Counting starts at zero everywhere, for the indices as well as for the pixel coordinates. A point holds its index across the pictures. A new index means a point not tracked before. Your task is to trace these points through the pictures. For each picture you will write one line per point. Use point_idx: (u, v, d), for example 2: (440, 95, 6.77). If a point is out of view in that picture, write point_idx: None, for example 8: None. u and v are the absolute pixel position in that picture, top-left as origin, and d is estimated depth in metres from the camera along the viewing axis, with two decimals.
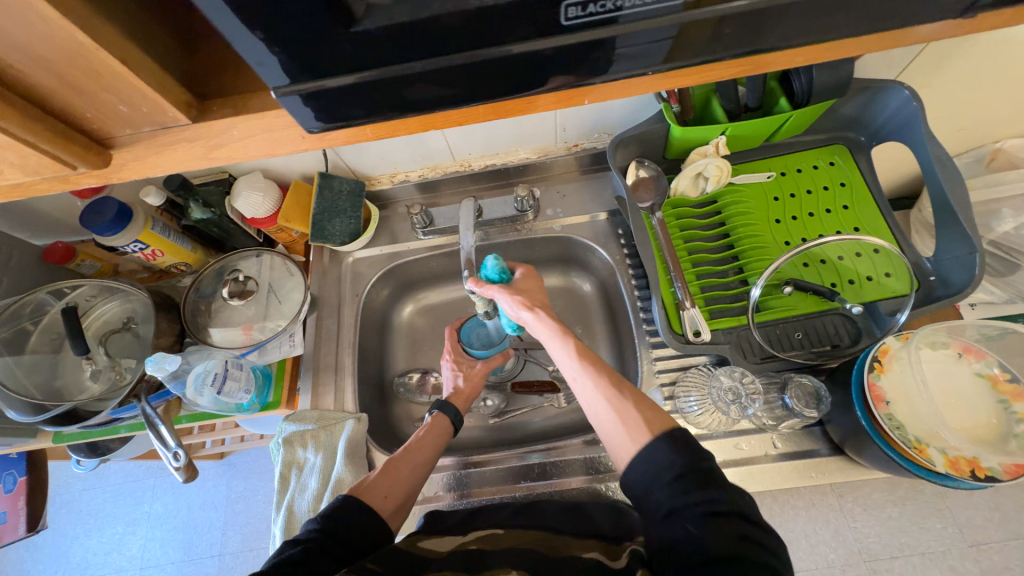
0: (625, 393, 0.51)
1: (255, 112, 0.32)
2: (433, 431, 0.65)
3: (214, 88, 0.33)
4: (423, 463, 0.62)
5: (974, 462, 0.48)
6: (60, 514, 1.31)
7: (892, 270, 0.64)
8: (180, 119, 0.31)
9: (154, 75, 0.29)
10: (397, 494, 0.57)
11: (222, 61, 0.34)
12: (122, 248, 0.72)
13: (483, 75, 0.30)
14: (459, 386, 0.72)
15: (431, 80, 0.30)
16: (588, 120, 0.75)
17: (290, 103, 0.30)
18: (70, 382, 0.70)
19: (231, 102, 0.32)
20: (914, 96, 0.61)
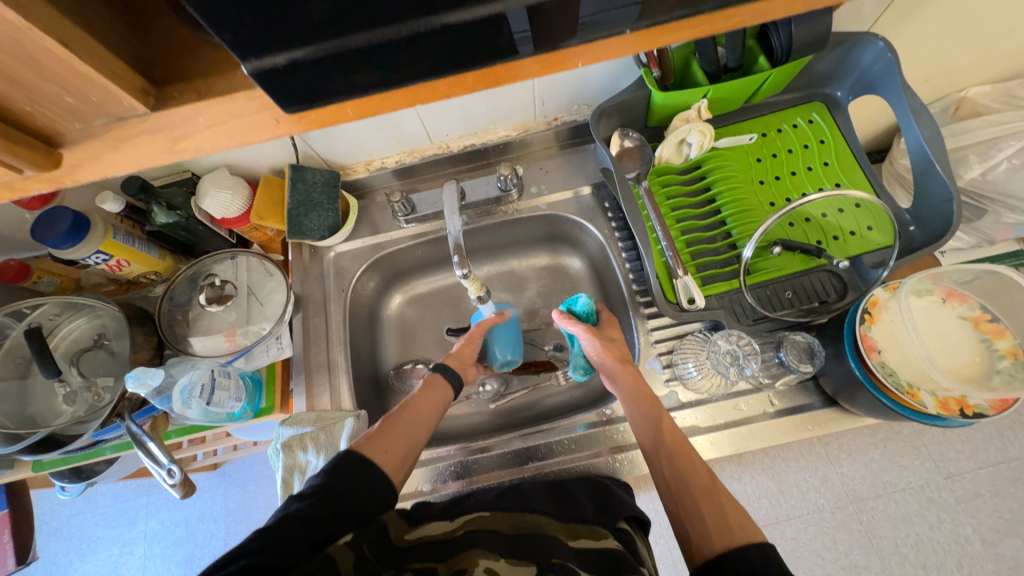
0: (710, 483, 0.49)
1: (221, 97, 0.29)
2: (430, 390, 0.65)
3: (172, 71, 0.30)
4: (422, 420, 0.61)
5: (962, 400, 0.50)
6: (49, 543, 1.26)
7: (874, 223, 0.66)
8: (137, 108, 0.28)
9: (102, 59, 0.26)
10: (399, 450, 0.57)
11: (177, 41, 0.31)
12: (83, 260, 0.67)
13: (464, 42, 0.28)
14: (459, 347, 0.73)
15: (407, 50, 0.27)
16: (567, 92, 0.73)
17: (260, 82, 0.27)
18: (43, 407, 0.66)
19: (194, 86, 0.29)
20: (889, 47, 0.61)
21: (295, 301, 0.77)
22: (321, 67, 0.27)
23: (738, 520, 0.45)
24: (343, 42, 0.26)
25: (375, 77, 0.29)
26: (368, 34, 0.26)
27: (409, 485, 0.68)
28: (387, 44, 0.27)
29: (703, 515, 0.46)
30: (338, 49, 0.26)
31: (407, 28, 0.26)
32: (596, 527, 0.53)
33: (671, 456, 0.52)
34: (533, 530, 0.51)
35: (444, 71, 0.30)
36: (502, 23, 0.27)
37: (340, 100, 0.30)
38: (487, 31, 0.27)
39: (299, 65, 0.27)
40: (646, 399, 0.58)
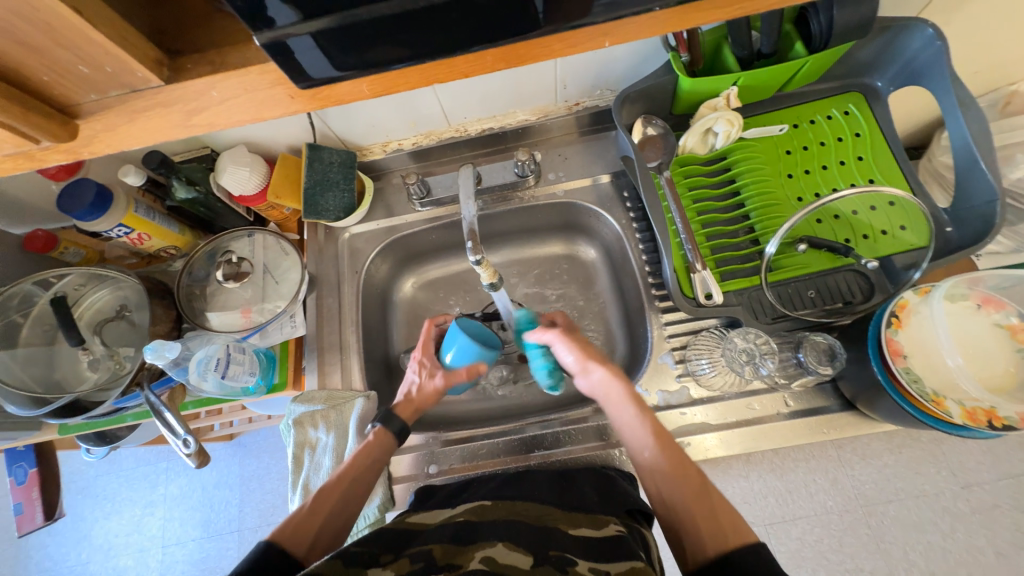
0: (701, 487, 0.48)
1: (236, 70, 0.28)
2: (370, 454, 0.58)
3: (187, 43, 0.29)
4: (359, 493, 0.55)
5: (991, 411, 0.48)
6: (76, 500, 1.33)
7: (908, 223, 0.62)
8: (152, 80, 0.28)
9: (116, 28, 0.25)
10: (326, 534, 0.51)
11: (194, 14, 0.30)
12: (106, 233, 0.68)
13: (484, 17, 0.27)
14: (411, 393, 0.63)
15: (422, 23, 0.26)
16: (590, 75, 0.71)
17: (272, 53, 0.26)
18: (68, 373, 0.68)
19: (209, 58, 0.29)
20: (938, 34, 0.57)
21: (310, 281, 0.77)
22: (333, 38, 0.26)
23: (733, 524, 0.44)
24: (358, 11, 0.25)
25: (388, 52, 0.28)
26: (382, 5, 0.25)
27: (414, 468, 0.68)
28: (404, 15, 0.26)
29: (695, 522, 0.45)
30: (354, 18, 0.25)
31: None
32: (598, 517, 0.53)
33: (659, 461, 0.50)
34: (536, 519, 0.52)
35: (464, 47, 0.29)
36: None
37: (356, 75, 0.29)
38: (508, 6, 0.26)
39: (312, 36, 0.26)
40: (631, 402, 0.54)
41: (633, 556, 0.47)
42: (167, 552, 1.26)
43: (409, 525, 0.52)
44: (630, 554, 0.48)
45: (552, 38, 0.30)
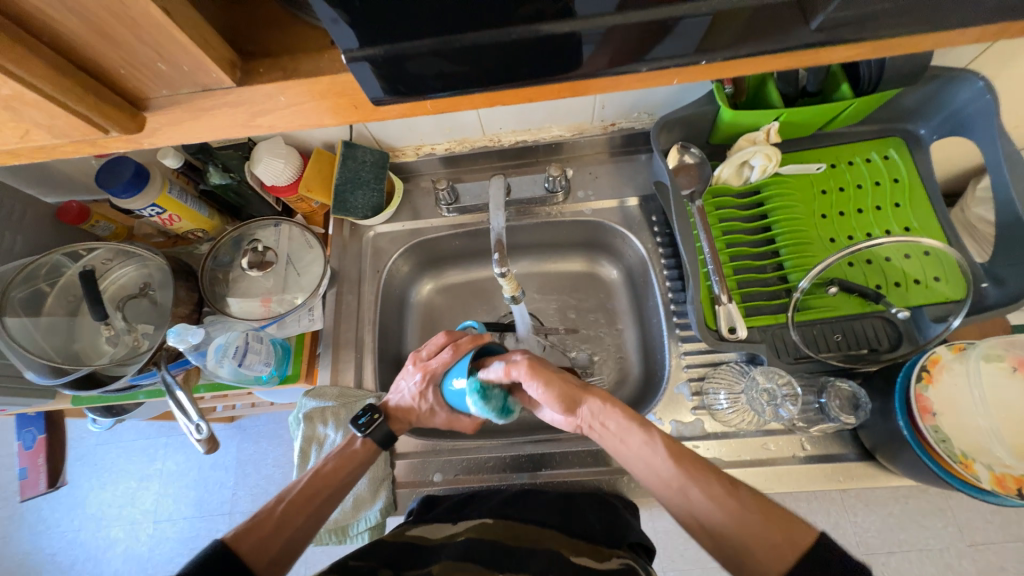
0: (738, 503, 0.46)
1: (305, 77, 0.29)
2: (346, 460, 0.60)
3: (259, 46, 0.30)
4: (332, 499, 0.57)
5: (1022, 479, 0.47)
6: (74, 467, 1.34)
7: (942, 274, 0.61)
8: (223, 81, 0.29)
9: (198, 30, 0.26)
10: (293, 543, 0.53)
11: (271, 20, 0.31)
12: (139, 212, 0.69)
13: (536, 48, 0.28)
14: (410, 410, 0.63)
15: (468, 57, 0.28)
16: (629, 98, 0.71)
17: (355, 71, 0.28)
18: (88, 346, 0.69)
19: (279, 63, 0.30)
20: (988, 87, 0.56)
21: (331, 276, 0.77)
22: (385, 67, 0.28)
23: (785, 535, 0.42)
24: (403, 44, 0.27)
25: (427, 63, 0.28)
26: (431, 40, 0.27)
27: (416, 474, 0.68)
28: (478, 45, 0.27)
29: (751, 544, 0.43)
30: (402, 50, 0.27)
31: (476, 34, 0.27)
32: (601, 548, 0.54)
33: (688, 481, 0.48)
34: (533, 542, 0.54)
35: (524, 74, 0.30)
36: (575, 39, 0.28)
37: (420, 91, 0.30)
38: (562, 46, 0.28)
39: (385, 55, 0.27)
40: (638, 425, 0.53)
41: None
42: (157, 528, 1.27)
43: (412, 539, 0.55)
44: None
45: (608, 68, 0.30)
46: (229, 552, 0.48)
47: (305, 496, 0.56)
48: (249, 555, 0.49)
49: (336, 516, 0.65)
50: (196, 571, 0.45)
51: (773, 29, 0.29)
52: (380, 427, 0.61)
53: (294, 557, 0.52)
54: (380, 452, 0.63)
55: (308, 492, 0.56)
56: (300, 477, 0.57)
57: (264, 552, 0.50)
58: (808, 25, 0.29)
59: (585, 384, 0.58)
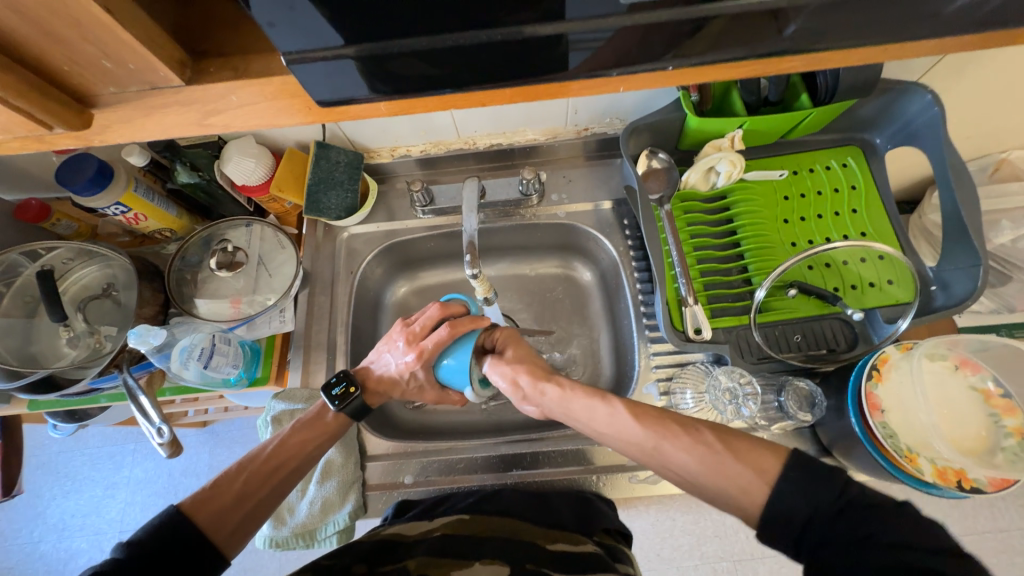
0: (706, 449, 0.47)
1: (257, 78, 0.30)
2: (315, 432, 0.58)
3: (213, 48, 0.31)
4: (297, 471, 0.56)
5: (961, 473, 0.49)
6: (36, 476, 1.29)
7: (896, 278, 0.64)
8: (173, 80, 0.30)
9: (143, 28, 0.27)
10: (255, 513, 0.52)
11: (227, 23, 0.32)
12: (103, 210, 0.68)
13: (490, 53, 0.30)
14: (393, 381, 0.63)
15: (454, 57, 0.30)
16: (601, 104, 0.72)
17: (307, 72, 0.29)
18: (46, 348, 0.67)
19: (232, 64, 0.31)
20: (936, 100, 0.59)
21: (304, 277, 0.77)
22: (366, 62, 0.30)
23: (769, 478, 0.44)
24: (389, 43, 0.29)
25: (414, 64, 0.30)
26: (421, 37, 0.29)
27: (388, 476, 0.67)
28: (443, 48, 0.29)
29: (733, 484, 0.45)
30: (390, 48, 0.29)
31: (439, 38, 0.29)
32: (575, 534, 0.57)
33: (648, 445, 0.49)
34: (508, 532, 0.56)
35: (479, 80, 0.32)
36: (564, 39, 0.30)
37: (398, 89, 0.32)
38: (550, 44, 0.30)
39: (352, 59, 0.29)
40: (599, 399, 0.54)
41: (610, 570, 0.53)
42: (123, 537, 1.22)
43: (392, 535, 0.55)
44: (604, 568, 0.53)
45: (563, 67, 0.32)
46: (185, 523, 0.46)
47: (269, 467, 0.54)
48: (209, 525, 0.48)
49: (304, 519, 0.64)
50: (151, 541, 0.44)
51: (714, 40, 0.31)
52: (355, 401, 0.60)
53: (256, 526, 0.52)
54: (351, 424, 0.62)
55: (272, 464, 0.54)
56: (265, 445, 0.56)
57: (223, 522, 0.49)
58: (783, 33, 0.31)
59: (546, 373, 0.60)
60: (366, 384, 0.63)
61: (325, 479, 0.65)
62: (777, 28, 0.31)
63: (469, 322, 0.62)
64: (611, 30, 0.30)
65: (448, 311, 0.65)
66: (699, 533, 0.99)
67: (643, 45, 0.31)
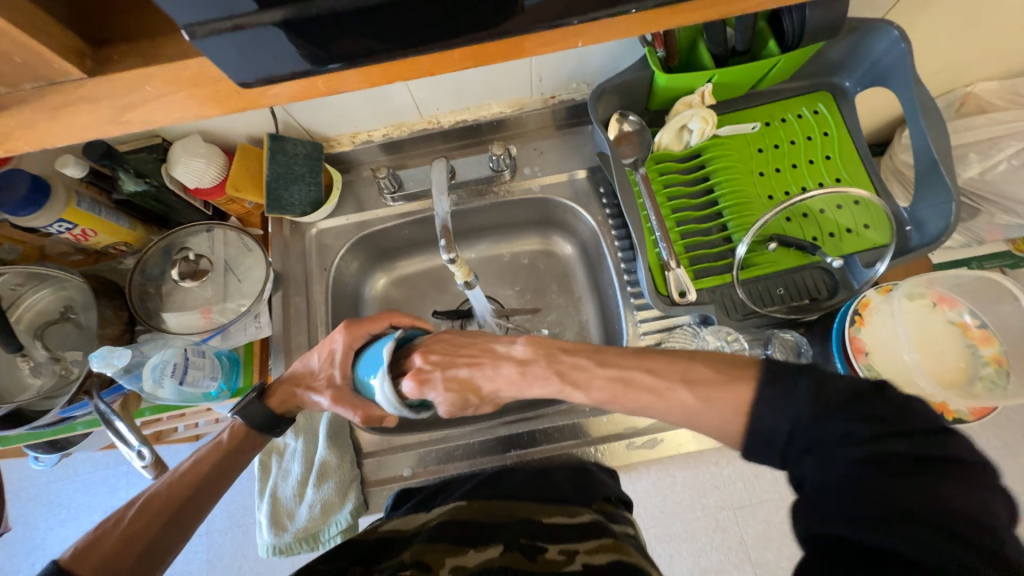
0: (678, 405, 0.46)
1: (164, 64, 0.31)
2: (210, 454, 0.55)
3: (109, 32, 0.32)
4: (198, 498, 0.53)
5: (943, 406, 0.51)
6: (28, 509, 1.25)
7: (871, 222, 0.64)
8: (70, 72, 0.30)
9: (22, 17, 0.27)
10: (158, 545, 0.49)
11: (128, 4, 0.32)
12: (44, 229, 0.63)
13: (415, 14, 0.29)
14: (313, 371, 0.61)
15: (391, 20, 0.29)
16: (565, 68, 0.69)
17: (238, 45, 0.29)
18: (7, 381, 0.62)
19: (135, 52, 0.31)
20: (903, 36, 0.58)
21: (275, 279, 0.73)
22: (308, 32, 0.29)
23: None
24: (329, 6, 0.28)
25: (361, 40, 0.30)
26: (353, 2, 0.28)
27: (386, 471, 0.66)
28: (376, 10, 0.29)
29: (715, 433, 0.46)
30: (330, 13, 0.28)
31: (367, 0, 0.28)
32: (573, 506, 0.57)
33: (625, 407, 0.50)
34: (506, 517, 0.55)
35: (415, 46, 0.32)
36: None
37: (346, 66, 0.32)
38: (507, 0, 0.30)
39: (287, 29, 0.29)
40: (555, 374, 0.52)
41: (604, 537, 0.52)
42: None
43: (385, 533, 0.54)
44: (602, 537, 0.52)
45: (499, 26, 0.31)
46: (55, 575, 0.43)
47: (164, 501, 0.51)
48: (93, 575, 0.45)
49: (305, 523, 0.63)
50: None
51: None
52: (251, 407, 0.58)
53: (158, 564, 0.49)
54: (258, 439, 0.59)
55: (166, 498, 0.51)
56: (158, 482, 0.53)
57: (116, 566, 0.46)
58: None
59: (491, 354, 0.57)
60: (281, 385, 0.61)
61: (322, 479, 0.64)
62: None
63: (372, 322, 0.61)
64: None
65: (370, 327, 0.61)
66: (700, 486, 1.02)
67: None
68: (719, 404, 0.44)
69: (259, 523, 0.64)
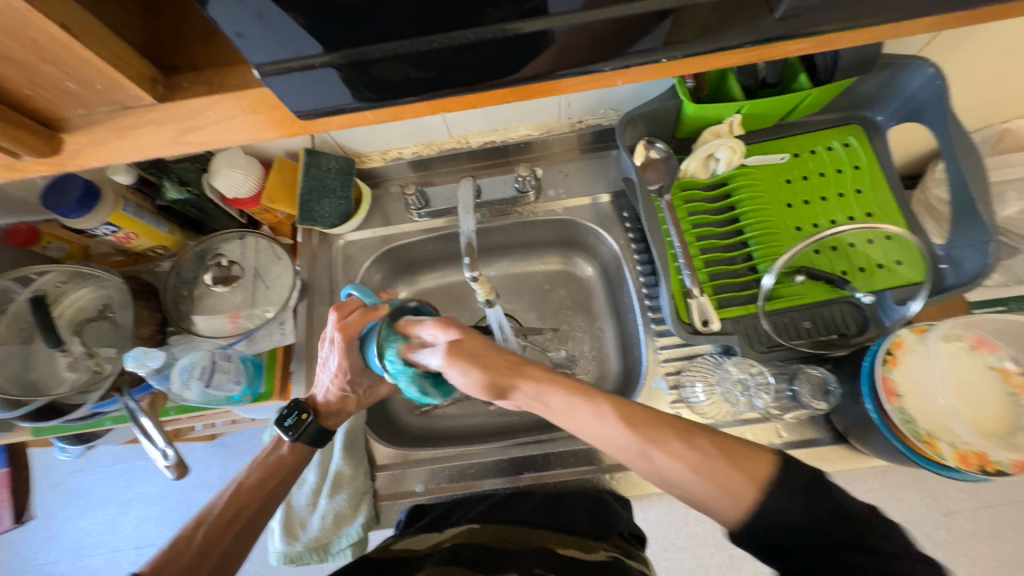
0: (681, 458, 0.44)
1: (223, 91, 0.33)
2: (271, 465, 0.57)
3: (175, 58, 0.34)
4: (261, 508, 0.54)
5: (983, 456, 0.49)
6: (48, 497, 1.29)
7: (904, 258, 0.63)
8: (142, 97, 0.32)
9: (107, 49, 0.29)
10: (229, 557, 0.50)
11: (196, 33, 0.35)
12: (92, 231, 0.66)
13: (459, 55, 0.31)
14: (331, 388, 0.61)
15: (436, 59, 0.31)
16: (595, 95, 0.70)
17: (296, 81, 0.31)
18: (45, 374, 0.65)
19: (198, 78, 0.34)
20: (939, 73, 0.57)
21: (301, 288, 0.75)
22: (358, 71, 0.31)
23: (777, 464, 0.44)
24: (380, 46, 0.30)
25: (406, 77, 0.32)
26: (403, 44, 0.30)
27: (398, 486, 0.66)
28: (424, 52, 0.30)
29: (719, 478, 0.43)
30: (380, 54, 0.30)
31: (416, 44, 0.30)
32: (588, 541, 0.55)
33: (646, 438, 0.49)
34: (522, 543, 0.53)
35: (458, 83, 0.33)
36: (555, 35, 0.31)
37: (388, 99, 0.34)
38: (546, 44, 0.31)
39: (337, 66, 0.30)
40: (582, 397, 0.46)
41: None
42: (140, 554, 1.23)
43: (399, 552, 0.54)
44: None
45: (538, 67, 0.33)
46: None
47: (231, 512, 0.52)
48: None
49: (317, 533, 0.64)
50: None
51: (686, 27, 0.31)
52: (310, 427, 0.60)
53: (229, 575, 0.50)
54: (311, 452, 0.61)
55: (233, 509, 0.52)
56: (220, 495, 0.54)
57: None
58: (774, 15, 0.31)
59: (519, 360, 0.49)
60: (320, 413, 0.61)
61: (334, 492, 0.64)
62: (769, 12, 0.31)
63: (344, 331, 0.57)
64: (582, 25, 0.30)
65: (346, 312, 0.58)
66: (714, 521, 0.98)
67: (624, 38, 0.32)
68: None
69: (271, 531, 0.65)
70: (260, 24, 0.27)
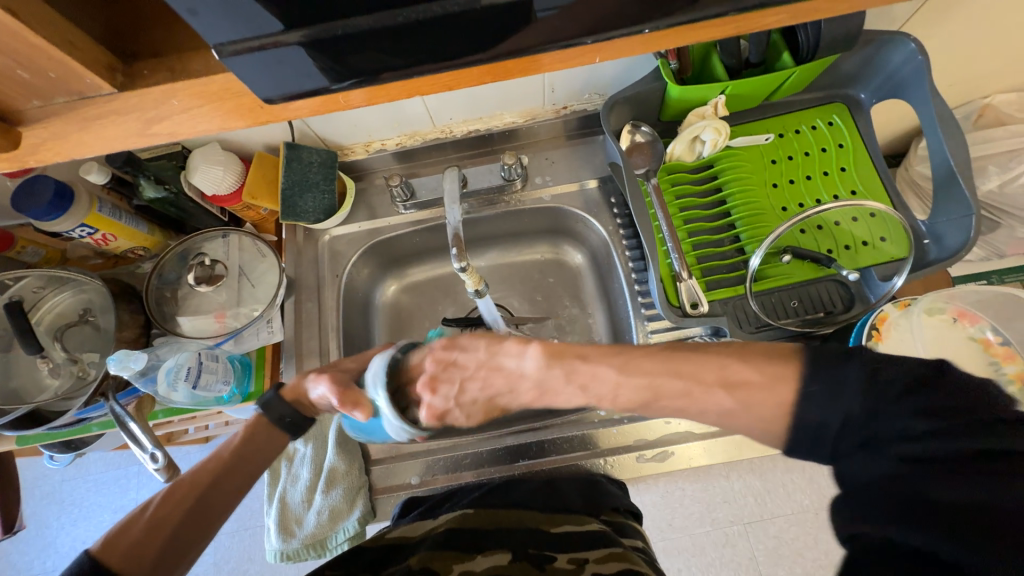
0: None
1: (188, 79, 0.32)
2: (215, 462, 0.52)
3: (135, 45, 0.33)
4: (225, 487, 0.51)
5: None
6: (41, 507, 1.27)
7: (888, 235, 0.63)
8: (102, 87, 0.31)
9: (61, 35, 0.28)
10: (185, 539, 0.47)
11: (159, 20, 0.33)
12: (67, 234, 0.64)
13: (434, 30, 0.30)
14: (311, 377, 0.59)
15: (410, 36, 0.30)
16: (579, 79, 0.70)
17: (263, 63, 0.30)
18: (27, 381, 0.63)
19: (161, 65, 0.32)
20: (920, 48, 0.57)
21: (288, 285, 0.74)
22: (329, 51, 0.30)
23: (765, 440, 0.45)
24: (351, 22, 0.29)
25: (380, 57, 0.31)
26: (374, 19, 0.29)
27: (394, 479, 0.66)
28: (397, 27, 0.29)
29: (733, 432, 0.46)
30: (351, 33, 0.29)
31: (388, 20, 0.29)
32: (580, 515, 0.57)
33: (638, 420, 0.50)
34: (514, 523, 0.55)
35: (434, 60, 0.32)
36: (530, 9, 0.30)
37: (363, 81, 0.33)
38: (523, 17, 0.30)
39: (304, 44, 0.29)
40: None
41: (613, 545, 0.53)
42: None
43: (393, 540, 0.54)
44: (608, 542, 0.54)
45: (514, 43, 0.32)
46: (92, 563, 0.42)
47: (198, 490, 0.49)
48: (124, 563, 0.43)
49: (313, 530, 0.63)
50: None
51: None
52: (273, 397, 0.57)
53: (187, 553, 0.47)
54: (290, 438, 0.58)
55: (199, 487, 0.50)
56: (148, 502, 0.48)
57: (147, 555, 0.45)
58: None
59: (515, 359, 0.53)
60: None
61: (330, 487, 0.64)
62: None
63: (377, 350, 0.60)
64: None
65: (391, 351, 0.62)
66: (708, 500, 1.00)
67: (601, 12, 0.31)
68: (744, 423, 0.43)
69: (266, 529, 0.64)
70: (222, 3, 0.26)
